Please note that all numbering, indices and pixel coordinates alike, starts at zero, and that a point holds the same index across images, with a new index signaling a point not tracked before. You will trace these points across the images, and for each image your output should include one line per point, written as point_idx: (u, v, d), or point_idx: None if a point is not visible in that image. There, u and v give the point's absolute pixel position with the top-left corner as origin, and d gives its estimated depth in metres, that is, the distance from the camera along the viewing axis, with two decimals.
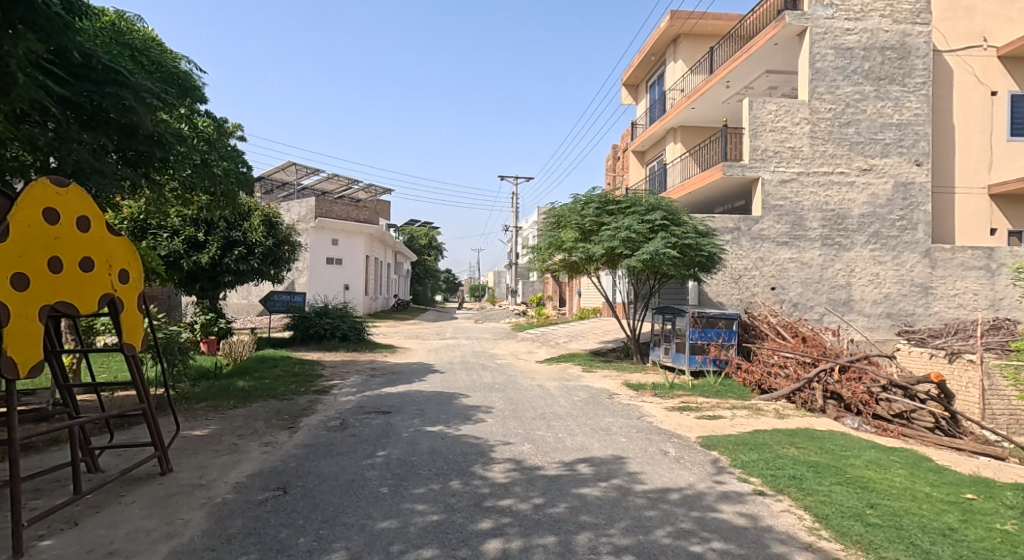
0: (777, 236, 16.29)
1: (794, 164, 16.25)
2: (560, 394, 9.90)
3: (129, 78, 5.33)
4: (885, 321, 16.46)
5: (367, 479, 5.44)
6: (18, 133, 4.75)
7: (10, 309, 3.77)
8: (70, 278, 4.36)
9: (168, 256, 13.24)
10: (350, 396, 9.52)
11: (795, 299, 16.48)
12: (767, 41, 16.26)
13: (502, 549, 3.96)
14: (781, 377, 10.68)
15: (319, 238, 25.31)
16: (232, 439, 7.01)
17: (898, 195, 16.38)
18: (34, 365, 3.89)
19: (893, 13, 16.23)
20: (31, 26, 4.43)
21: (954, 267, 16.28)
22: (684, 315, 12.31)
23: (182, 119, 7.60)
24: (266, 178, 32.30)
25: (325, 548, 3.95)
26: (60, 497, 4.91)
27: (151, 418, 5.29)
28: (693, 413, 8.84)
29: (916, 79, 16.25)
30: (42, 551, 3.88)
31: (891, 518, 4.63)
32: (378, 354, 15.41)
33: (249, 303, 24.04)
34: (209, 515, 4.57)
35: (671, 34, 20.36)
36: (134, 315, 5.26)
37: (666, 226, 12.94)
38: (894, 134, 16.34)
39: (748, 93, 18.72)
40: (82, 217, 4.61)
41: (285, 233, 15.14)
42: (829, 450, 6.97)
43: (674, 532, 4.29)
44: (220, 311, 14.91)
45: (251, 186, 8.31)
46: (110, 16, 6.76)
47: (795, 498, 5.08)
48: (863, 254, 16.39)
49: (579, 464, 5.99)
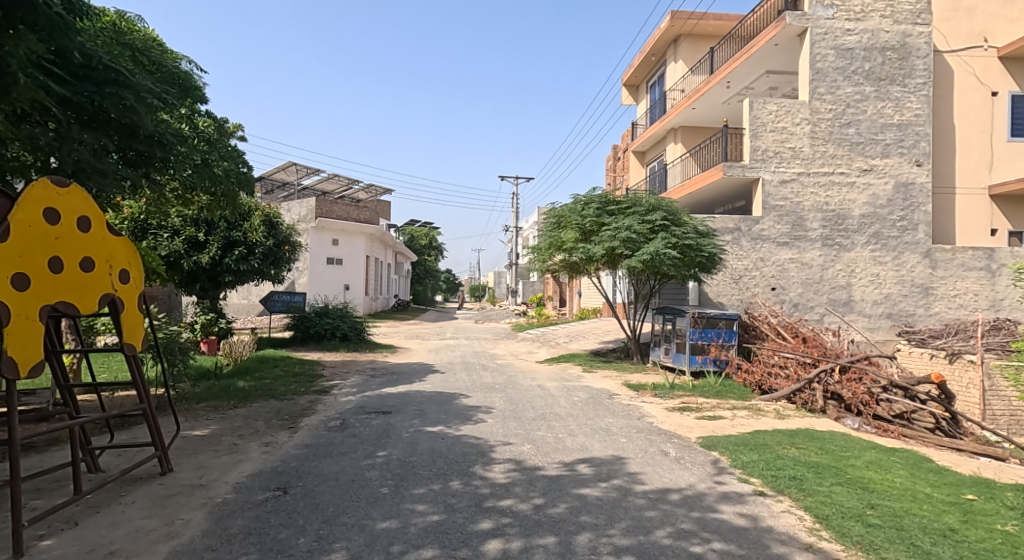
0: (777, 237, 16.28)
1: (794, 164, 16.24)
2: (560, 394, 9.90)
3: (130, 78, 5.34)
4: (886, 321, 16.45)
5: (368, 479, 5.45)
6: (18, 133, 4.75)
7: (10, 309, 3.76)
8: (70, 278, 4.36)
9: (168, 256, 13.25)
10: (350, 396, 9.52)
11: (795, 299, 16.48)
12: (768, 41, 16.25)
13: (503, 549, 3.96)
14: (782, 377, 10.68)
15: (319, 239, 25.32)
16: (232, 439, 7.01)
17: (898, 195, 16.38)
18: (34, 365, 3.89)
19: (894, 14, 16.23)
20: (32, 25, 4.42)
21: (954, 268, 16.28)
22: (685, 315, 12.31)
23: (182, 119, 7.60)
24: (266, 179, 32.32)
25: (325, 548, 3.96)
26: (60, 497, 4.91)
27: (152, 418, 5.29)
28: (693, 413, 8.84)
29: (916, 79, 16.25)
30: (42, 551, 3.88)
31: (892, 518, 4.63)
32: (378, 354, 15.42)
33: (249, 303, 24.06)
34: (209, 516, 4.57)
35: (671, 34, 20.36)
36: (134, 315, 5.26)
37: (667, 226, 12.93)
38: (894, 134, 16.34)
39: (749, 93, 18.71)
40: (83, 218, 4.61)
41: (285, 233, 15.14)
42: (829, 451, 6.97)
43: (674, 533, 4.29)
44: (221, 311, 14.92)
45: (251, 186, 8.31)
46: (110, 16, 6.76)
47: (795, 498, 5.08)
48: (863, 254, 16.39)
49: (579, 465, 5.99)
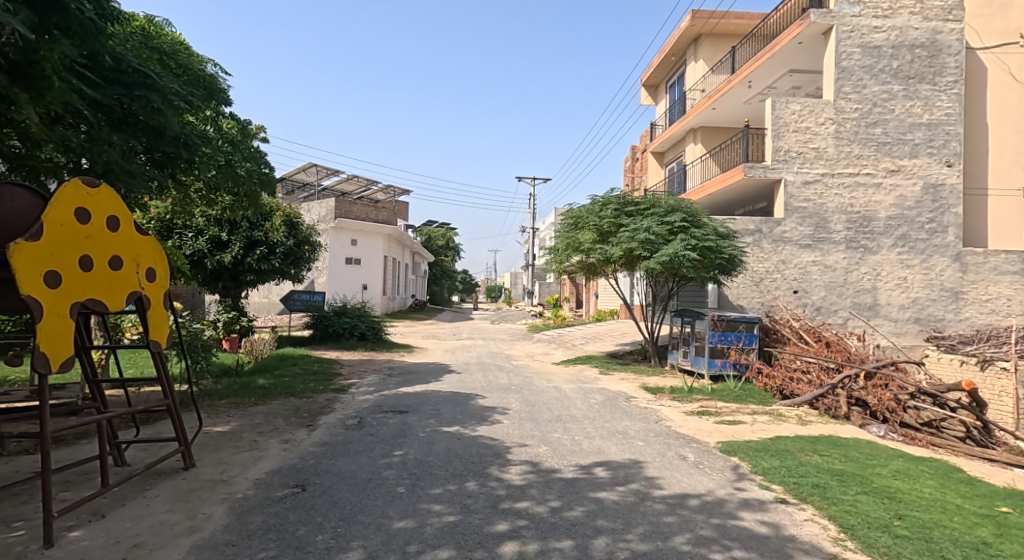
0: (799, 239, 15.95)
1: (818, 165, 15.92)
2: (577, 396, 9.89)
3: (157, 82, 5.50)
4: (913, 326, 15.98)
5: (384, 479, 5.45)
6: (51, 135, 4.92)
7: (43, 305, 3.90)
8: (100, 276, 4.49)
9: (192, 256, 13.53)
10: (367, 396, 9.52)
11: (818, 302, 16.09)
12: (792, 40, 15.97)
13: (518, 552, 3.95)
14: (804, 383, 10.48)
15: (339, 239, 25.64)
16: (252, 435, 7.13)
17: (927, 196, 15.92)
18: (65, 361, 4.02)
19: (924, 11, 15.84)
20: (65, 29, 4.55)
21: (986, 271, 15.78)
22: (703, 317, 12.13)
23: (207, 122, 7.78)
24: (287, 179, 32.97)
25: (342, 547, 3.98)
26: (88, 489, 5.06)
27: (176, 413, 5.40)
28: (712, 417, 8.71)
29: (947, 77, 15.82)
30: (70, 542, 3.99)
31: (921, 530, 4.49)
32: (395, 354, 15.49)
33: (270, 302, 24.61)
34: (230, 511, 4.65)
35: (692, 34, 20.17)
36: (160, 313, 5.39)
37: (686, 227, 12.78)
38: (923, 134, 15.91)
39: (771, 93, 18.35)
40: (113, 217, 4.75)
41: (305, 233, 15.42)
42: (854, 459, 6.79)
43: (693, 539, 4.22)
44: (242, 310, 15.15)
45: (273, 187, 8.46)
46: (139, 21, 6.99)
47: (818, 507, 4.96)
48: (889, 257, 15.96)
49: (596, 468, 5.93)
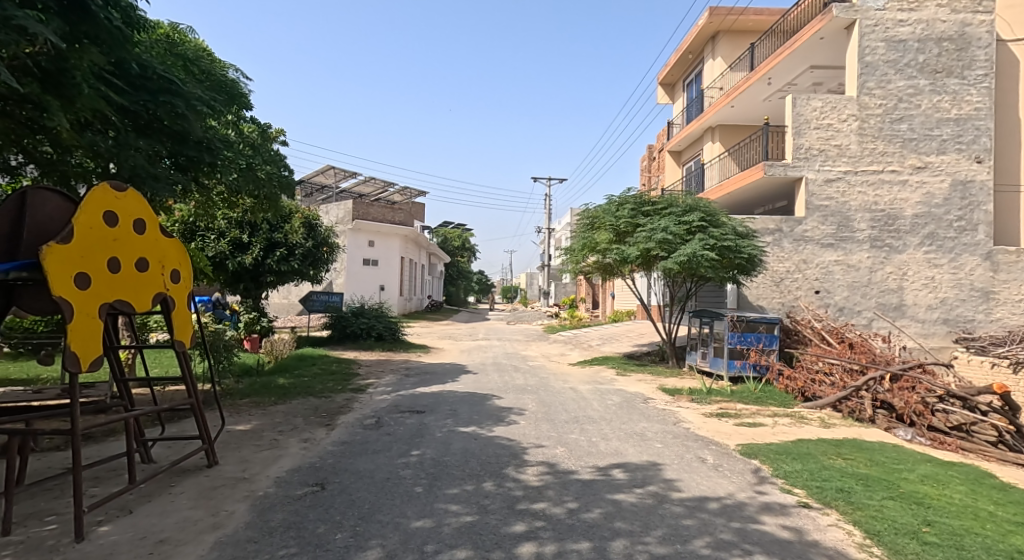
0: (822, 238, 15.63)
1: (841, 163, 15.58)
2: (592, 397, 9.82)
3: (181, 87, 5.63)
4: (942, 327, 15.53)
5: (402, 479, 5.49)
6: (80, 141, 5.08)
7: (73, 306, 4.01)
8: (127, 278, 4.60)
9: (214, 257, 13.80)
10: (384, 396, 9.59)
11: (841, 303, 15.74)
12: (813, 35, 15.66)
13: (536, 553, 3.95)
14: (826, 385, 10.29)
15: (357, 240, 25.91)
16: (272, 434, 7.24)
17: (956, 193, 15.46)
18: (94, 360, 4.13)
19: (951, 3, 15.41)
20: (94, 39, 4.67)
21: (1018, 271, 15.29)
22: (722, 318, 11.97)
23: (228, 126, 7.93)
24: (306, 182, 33.43)
25: (361, 546, 4.02)
26: (116, 485, 5.20)
27: (200, 412, 5.51)
28: (731, 419, 8.59)
29: (976, 71, 15.35)
30: (100, 536, 4.11)
31: (951, 537, 4.36)
32: (411, 354, 15.62)
33: (289, 303, 24.99)
34: (252, 508, 4.74)
35: (710, 31, 19.93)
36: (184, 314, 5.51)
37: (704, 227, 12.64)
38: (951, 130, 15.46)
39: (792, 89, 18.00)
40: (139, 220, 4.87)
41: (324, 235, 15.65)
42: (879, 463, 6.62)
43: (713, 543, 4.16)
44: (263, 310, 15.41)
45: (293, 189, 8.60)
46: (164, 29, 7.16)
47: (842, 512, 4.85)
48: (916, 256, 15.55)
49: (614, 470, 5.89)
